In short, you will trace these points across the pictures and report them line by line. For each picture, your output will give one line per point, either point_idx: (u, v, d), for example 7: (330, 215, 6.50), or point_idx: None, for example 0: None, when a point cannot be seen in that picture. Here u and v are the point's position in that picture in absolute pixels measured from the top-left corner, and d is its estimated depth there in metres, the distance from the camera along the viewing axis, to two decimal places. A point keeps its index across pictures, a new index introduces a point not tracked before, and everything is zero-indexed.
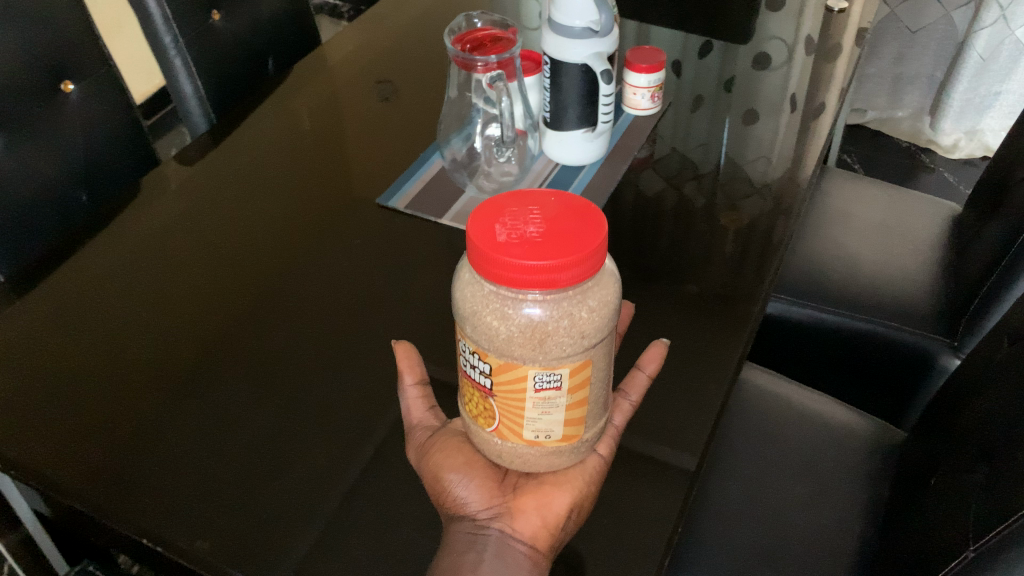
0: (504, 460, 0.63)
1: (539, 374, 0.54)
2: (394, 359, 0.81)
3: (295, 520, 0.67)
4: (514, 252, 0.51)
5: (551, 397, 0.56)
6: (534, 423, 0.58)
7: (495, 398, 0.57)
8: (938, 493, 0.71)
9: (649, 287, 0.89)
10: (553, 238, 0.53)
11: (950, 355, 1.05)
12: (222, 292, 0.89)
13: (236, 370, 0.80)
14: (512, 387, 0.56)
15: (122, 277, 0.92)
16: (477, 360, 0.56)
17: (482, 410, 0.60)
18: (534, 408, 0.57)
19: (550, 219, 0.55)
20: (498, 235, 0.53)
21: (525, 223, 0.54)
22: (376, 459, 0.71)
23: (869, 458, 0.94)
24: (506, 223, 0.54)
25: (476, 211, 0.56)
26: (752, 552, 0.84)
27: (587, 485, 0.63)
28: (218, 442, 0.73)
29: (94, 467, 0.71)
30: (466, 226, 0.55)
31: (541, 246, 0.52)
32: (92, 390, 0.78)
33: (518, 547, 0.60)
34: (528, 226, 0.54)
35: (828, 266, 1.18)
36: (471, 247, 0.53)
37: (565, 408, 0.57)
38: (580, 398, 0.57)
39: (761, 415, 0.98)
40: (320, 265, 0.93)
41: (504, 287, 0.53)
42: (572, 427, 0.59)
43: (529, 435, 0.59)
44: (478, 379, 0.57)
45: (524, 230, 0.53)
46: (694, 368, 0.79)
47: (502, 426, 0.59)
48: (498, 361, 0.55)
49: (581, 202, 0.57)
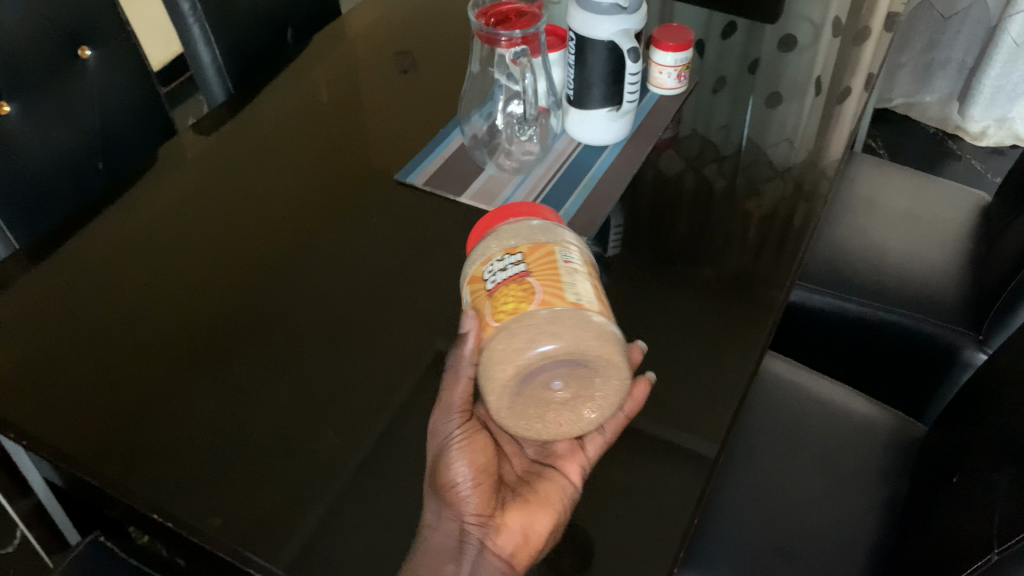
0: (524, 348, 0.57)
1: (561, 249, 0.63)
2: (408, 337, 0.80)
3: (304, 500, 0.66)
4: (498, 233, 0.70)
5: (578, 270, 0.61)
6: (574, 286, 0.59)
7: (533, 274, 0.60)
8: (961, 492, 0.70)
9: (668, 272, 0.87)
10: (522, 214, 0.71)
11: (974, 349, 1.03)
12: (238, 265, 0.89)
13: (248, 343, 0.79)
14: (546, 257, 0.61)
15: (136, 247, 0.91)
16: (508, 258, 0.62)
17: (519, 296, 0.58)
18: (569, 272, 0.60)
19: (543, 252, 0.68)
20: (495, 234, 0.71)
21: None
22: (386, 437, 0.71)
23: (889, 450, 0.92)
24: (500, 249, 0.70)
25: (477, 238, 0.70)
26: (765, 542, 0.83)
27: (565, 511, 0.63)
28: (232, 419, 0.72)
29: (108, 436, 0.71)
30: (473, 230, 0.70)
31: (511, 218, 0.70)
32: (106, 361, 0.78)
33: (497, 562, 0.59)
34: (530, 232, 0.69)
35: (849, 255, 1.16)
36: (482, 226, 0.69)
37: (592, 287, 0.61)
38: (598, 290, 0.62)
39: (780, 405, 0.97)
40: (336, 242, 0.91)
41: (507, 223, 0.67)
42: (602, 306, 0.60)
43: (571, 296, 0.58)
44: (512, 271, 0.61)
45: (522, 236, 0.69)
46: (714, 356, 0.77)
47: (545, 295, 0.58)
48: (526, 245, 0.63)
49: None
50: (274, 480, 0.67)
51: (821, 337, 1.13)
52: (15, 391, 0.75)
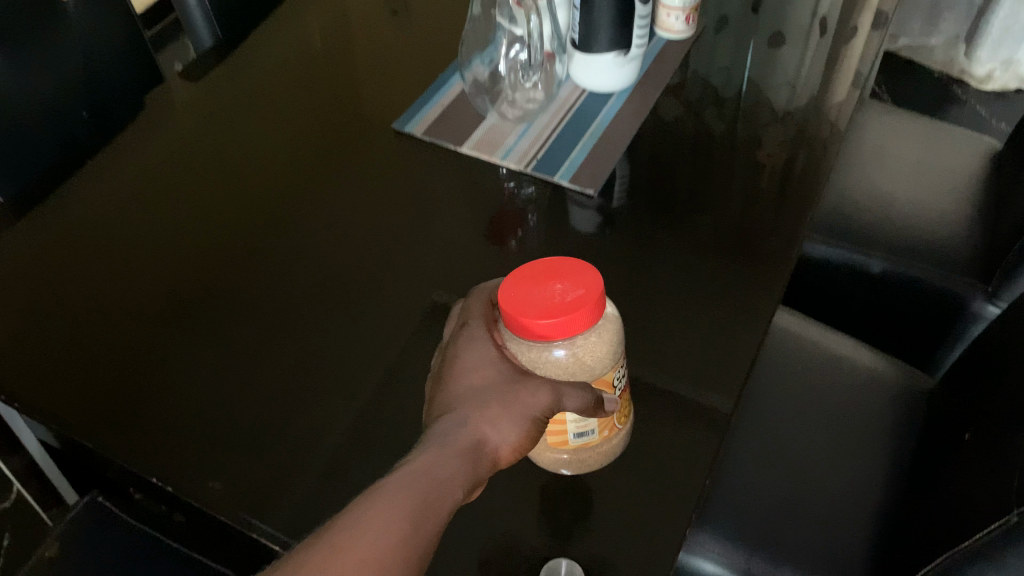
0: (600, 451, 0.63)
1: None
2: (406, 292, 0.77)
3: (296, 458, 0.64)
4: (531, 310, 0.53)
5: None
6: None
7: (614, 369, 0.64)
8: (978, 449, 0.68)
9: (671, 225, 0.84)
10: (583, 300, 0.53)
11: (984, 302, 1.01)
12: (231, 219, 0.86)
13: (244, 299, 0.77)
14: None
15: (126, 202, 0.88)
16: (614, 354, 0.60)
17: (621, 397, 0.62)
18: None
19: (552, 264, 0.57)
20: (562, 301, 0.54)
21: (537, 281, 0.55)
22: (380, 393, 0.68)
23: (896, 403, 0.92)
24: (513, 299, 0.54)
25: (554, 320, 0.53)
26: (772, 498, 0.82)
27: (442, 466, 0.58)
28: (231, 380, 0.70)
29: (103, 399, 0.69)
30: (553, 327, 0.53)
31: (565, 307, 0.53)
32: (100, 321, 0.75)
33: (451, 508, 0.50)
34: (571, 289, 0.54)
35: (858, 204, 1.13)
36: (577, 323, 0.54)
37: None
38: None
39: (789, 361, 0.95)
40: (332, 196, 0.88)
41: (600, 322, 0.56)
42: None
43: None
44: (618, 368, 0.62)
45: (552, 286, 0.55)
46: (722, 312, 0.75)
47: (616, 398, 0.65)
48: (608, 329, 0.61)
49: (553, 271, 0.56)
50: (275, 443, 0.65)
51: (827, 289, 1.11)
52: (4, 354, 0.72)
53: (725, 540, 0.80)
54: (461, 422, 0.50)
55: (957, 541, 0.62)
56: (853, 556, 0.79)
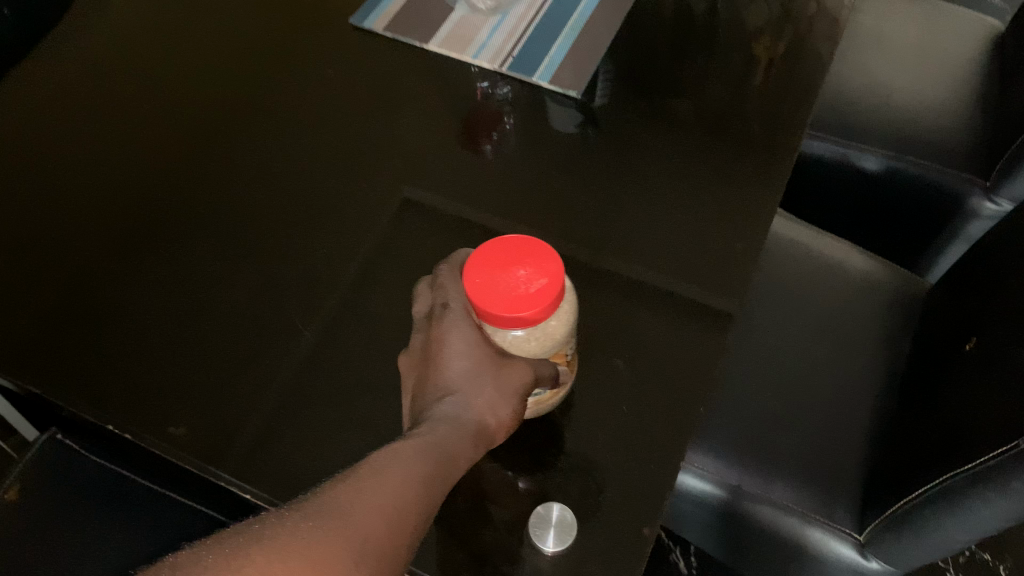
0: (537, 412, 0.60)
1: None
2: (373, 213, 0.72)
3: (255, 393, 0.60)
4: (494, 304, 0.49)
5: None
6: None
7: None
8: (978, 363, 0.66)
9: (655, 129, 0.79)
10: (548, 293, 0.49)
11: (981, 198, 0.97)
12: (186, 145, 0.80)
13: (203, 233, 0.72)
14: None
15: (73, 133, 0.82)
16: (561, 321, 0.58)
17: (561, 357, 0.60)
18: None
19: (516, 242, 0.51)
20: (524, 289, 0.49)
21: (500, 264, 0.50)
22: (343, 318, 0.64)
23: (891, 309, 0.89)
24: (474, 289, 0.49)
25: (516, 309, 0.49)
26: (766, 412, 0.81)
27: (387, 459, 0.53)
28: (194, 315, 0.66)
29: (56, 342, 0.65)
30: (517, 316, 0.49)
31: (531, 301, 0.49)
32: (51, 260, 0.71)
33: None
34: (536, 277, 0.49)
35: (853, 96, 1.06)
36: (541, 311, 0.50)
37: None
38: None
39: (787, 270, 0.92)
40: (296, 108, 0.82)
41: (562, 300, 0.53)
42: None
43: None
44: None
45: (516, 271, 0.50)
46: (712, 227, 0.71)
47: None
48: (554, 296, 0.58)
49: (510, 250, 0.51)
50: (244, 380, 0.61)
51: (818, 185, 1.07)
52: None
53: (715, 455, 0.78)
54: (464, 405, 0.49)
55: (957, 460, 0.61)
56: (846, 466, 0.77)
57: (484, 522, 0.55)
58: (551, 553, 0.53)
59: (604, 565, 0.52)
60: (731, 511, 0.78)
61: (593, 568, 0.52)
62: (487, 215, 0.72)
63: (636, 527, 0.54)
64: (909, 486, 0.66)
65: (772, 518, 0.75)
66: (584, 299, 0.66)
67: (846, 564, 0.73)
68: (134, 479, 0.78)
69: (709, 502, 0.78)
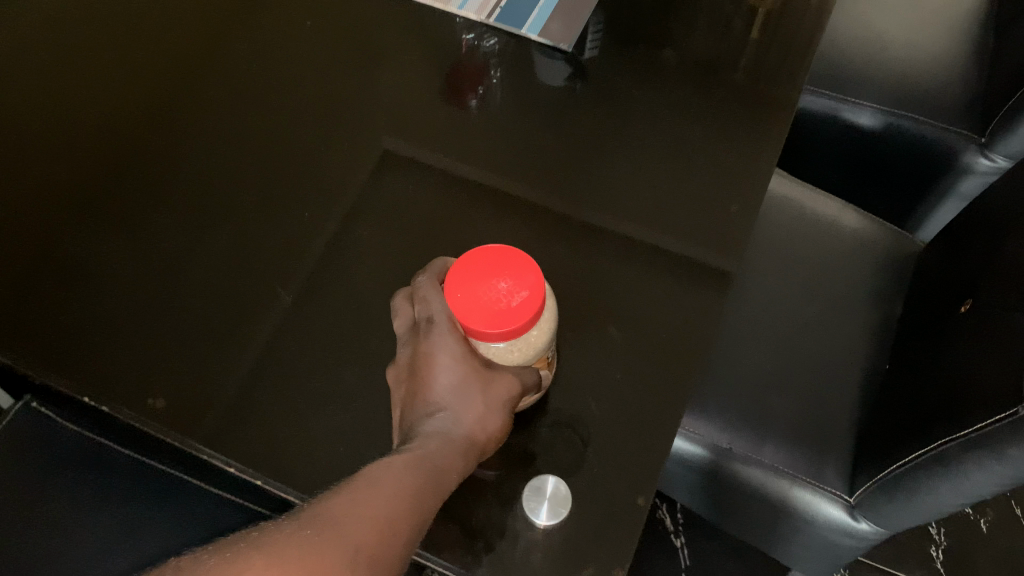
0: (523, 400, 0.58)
1: None
2: (353, 173, 0.70)
3: (231, 361, 0.58)
4: (476, 319, 0.48)
5: None
6: None
7: None
8: (976, 327, 0.65)
9: (647, 84, 0.76)
10: (529, 306, 0.48)
11: (975, 154, 0.96)
12: (160, 101, 0.76)
13: (177, 195, 0.69)
14: None
15: (42, 88, 0.78)
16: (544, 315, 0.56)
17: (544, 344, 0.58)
18: None
19: (495, 251, 0.50)
20: (506, 301, 0.48)
21: (480, 276, 0.49)
22: (325, 284, 0.62)
23: (883, 269, 0.88)
24: (455, 303, 0.48)
25: (497, 324, 0.48)
26: (756, 373, 0.80)
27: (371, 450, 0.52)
28: (170, 278, 0.63)
29: (25, 307, 0.62)
30: (496, 332, 0.48)
31: (512, 316, 0.48)
32: (18, 220, 0.68)
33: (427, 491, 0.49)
34: (516, 289, 0.48)
35: (848, 49, 1.04)
36: (524, 324, 0.48)
37: None
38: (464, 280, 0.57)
39: (779, 230, 0.91)
40: (272, 62, 0.78)
41: (545, 311, 0.51)
42: None
43: None
44: None
45: (496, 284, 0.49)
46: (705, 188, 0.69)
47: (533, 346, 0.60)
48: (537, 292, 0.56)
49: (491, 259, 0.50)
50: (224, 348, 0.59)
51: (812, 140, 1.06)
52: None
53: (707, 419, 0.77)
54: (453, 422, 0.48)
55: (953, 425, 0.60)
56: (837, 427, 0.77)
57: (474, 493, 0.53)
58: (543, 527, 0.51)
59: (598, 538, 0.51)
60: (722, 472, 0.77)
61: (586, 541, 0.51)
62: (474, 174, 0.69)
63: (631, 497, 0.52)
64: (902, 450, 0.65)
65: (763, 480, 0.75)
66: (575, 263, 0.64)
67: (835, 525, 0.73)
68: (113, 447, 0.76)
69: (699, 464, 0.78)
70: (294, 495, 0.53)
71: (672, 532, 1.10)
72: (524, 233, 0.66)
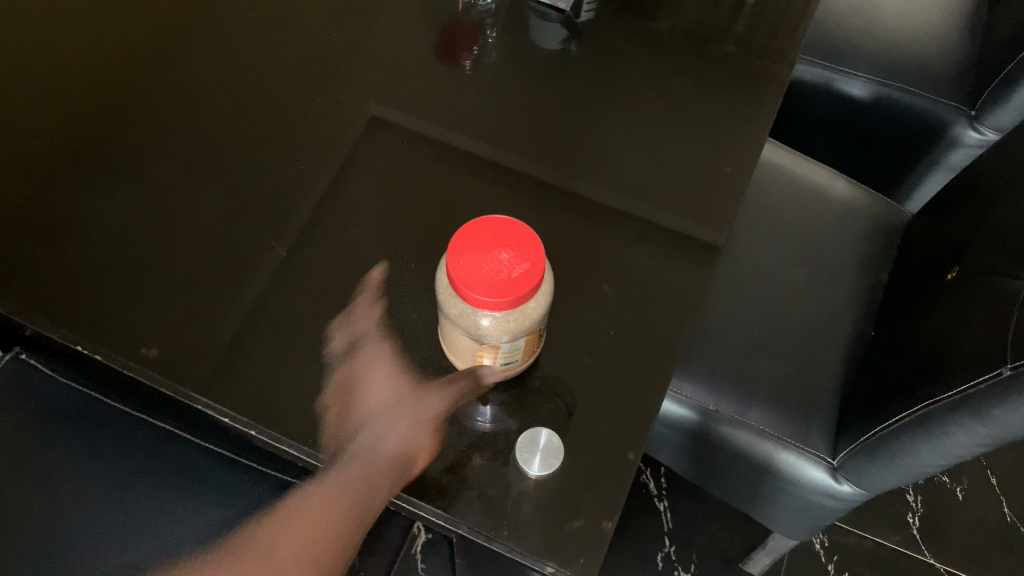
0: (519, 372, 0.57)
1: None
2: (346, 127, 0.69)
3: (223, 312, 0.58)
4: (475, 286, 0.46)
5: None
6: None
7: None
8: (960, 292, 0.66)
9: (642, 47, 0.76)
10: (530, 279, 0.47)
11: (965, 126, 0.97)
12: (152, 51, 0.75)
13: (169, 146, 0.68)
14: None
15: (30, 35, 0.77)
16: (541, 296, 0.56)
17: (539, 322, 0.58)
18: None
19: (499, 223, 0.49)
20: (506, 273, 0.47)
21: (482, 248, 0.48)
22: (319, 238, 0.62)
23: (870, 237, 0.89)
24: (457, 270, 0.47)
25: (497, 294, 0.46)
26: (743, 336, 0.81)
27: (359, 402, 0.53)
28: (161, 230, 0.63)
29: (11, 254, 0.62)
30: (494, 302, 0.47)
31: (512, 286, 0.47)
32: (10, 166, 0.68)
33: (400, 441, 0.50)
34: (518, 261, 0.47)
35: (841, 18, 1.04)
36: (521, 296, 0.47)
37: None
38: None
39: (768, 197, 0.91)
40: (267, 15, 0.77)
41: (543, 287, 0.50)
42: None
43: None
44: None
45: (499, 254, 0.48)
46: (698, 151, 0.69)
47: None
48: None
49: (494, 228, 0.49)
50: (217, 299, 0.59)
51: (804, 109, 1.06)
52: None
53: (695, 381, 0.78)
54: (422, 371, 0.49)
55: (935, 386, 0.61)
56: (821, 391, 0.78)
57: (467, 444, 0.54)
58: (535, 477, 0.52)
59: (589, 489, 0.52)
60: (708, 434, 0.78)
61: (575, 492, 0.52)
62: (468, 131, 0.70)
63: (621, 451, 0.53)
64: (884, 412, 0.67)
65: (748, 441, 0.76)
66: (570, 221, 0.64)
67: (818, 487, 0.75)
68: (105, 401, 0.76)
69: (687, 427, 0.79)
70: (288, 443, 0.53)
71: (656, 495, 1.12)
72: (518, 191, 0.66)
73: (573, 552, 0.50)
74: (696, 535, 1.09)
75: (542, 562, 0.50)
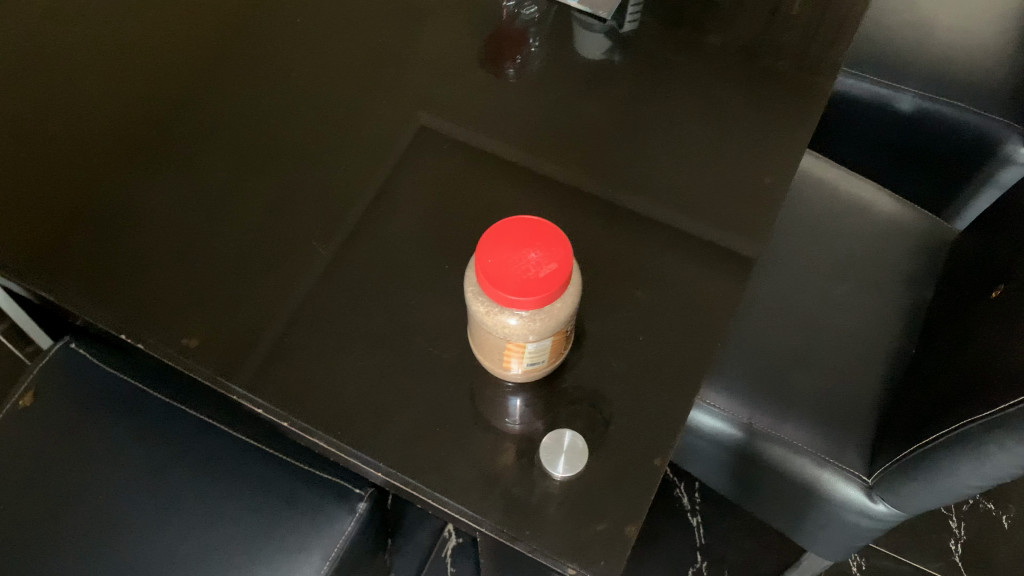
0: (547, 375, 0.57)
1: None
2: (389, 131, 0.71)
3: (262, 308, 0.60)
4: (504, 285, 0.47)
5: None
6: None
7: None
8: (1005, 310, 0.64)
9: (685, 58, 0.76)
10: (558, 278, 0.48)
11: (1017, 142, 0.95)
12: (206, 53, 0.78)
13: (217, 146, 0.70)
14: None
15: (93, 37, 0.80)
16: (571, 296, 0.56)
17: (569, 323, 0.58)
18: None
19: (529, 223, 0.50)
20: (533, 273, 0.47)
21: (512, 247, 0.48)
22: (357, 238, 0.63)
23: (915, 254, 0.87)
24: (485, 269, 0.48)
25: (524, 292, 0.47)
26: (780, 350, 0.80)
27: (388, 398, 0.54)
28: (205, 224, 0.65)
29: (62, 244, 0.65)
30: (521, 301, 0.47)
31: (540, 285, 0.47)
32: (68, 159, 0.71)
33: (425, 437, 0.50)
34: (546, 261, 0.48)
35: (892, 32, 1.02)
36: (550, 295, 0.48)
37: None
38: None
39: (810, 210, 0.90)
40: (317, 21, 0.79)
41: (571, 286, 0.50)
42: None
43: None
44: None
45: (527, 253, 0.48)
46: (737, 161, 0.69)
47: None
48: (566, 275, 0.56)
49: (521, 228, 0.49)
50: (255, 293, 0.61)
51: (850, 125, 1.04)
52: None
53: (729, 394, 0.77)
54: None
55: (975, 406, 0.60)
56: (859, 408, 0.76)
57: (495, 443, 0.54)
58: (561, 478, 0.52)
59: (613, 493, 0.52)
60: (741, 448, 0.78)
61: (600, 495, 0.52)
62: (507, 138, 0.70)
63: (648, 457, 0.53)
64: (921, 430, 0.65)
65: (783, 457, 0.75)
66: (604, 227, 0.65)
67: (852, 506, 0.73)
68: (147, 391, 0.78)
69: (720, 440, 0.78)
70: (319, 435, 0.54)
71: (689, 510, 1.11)
72: (554, 197, 0.66)
73: (596, 553, 0.50)
74: (729, 551, 1.07)
75: (564, 563, 0.50)
